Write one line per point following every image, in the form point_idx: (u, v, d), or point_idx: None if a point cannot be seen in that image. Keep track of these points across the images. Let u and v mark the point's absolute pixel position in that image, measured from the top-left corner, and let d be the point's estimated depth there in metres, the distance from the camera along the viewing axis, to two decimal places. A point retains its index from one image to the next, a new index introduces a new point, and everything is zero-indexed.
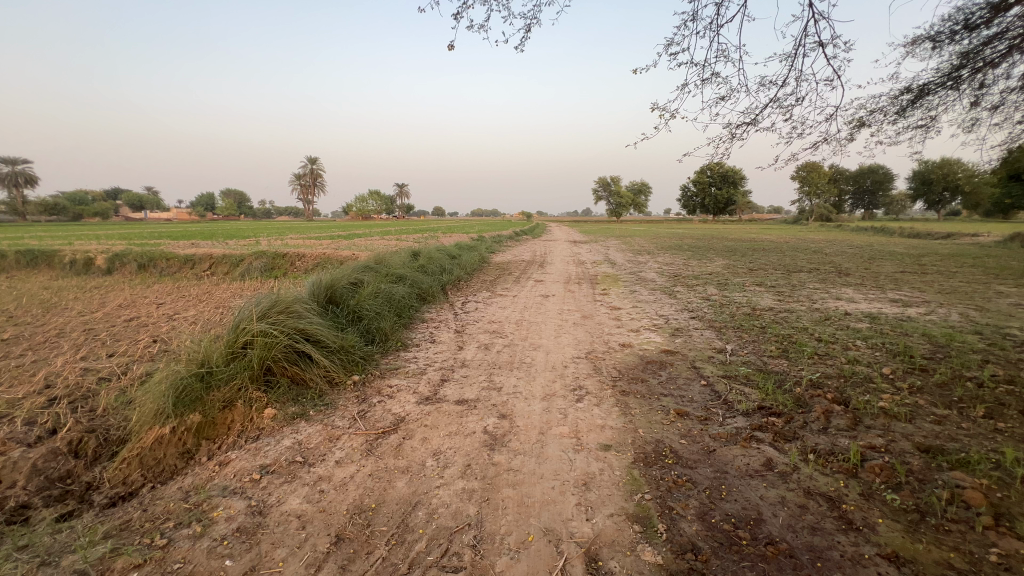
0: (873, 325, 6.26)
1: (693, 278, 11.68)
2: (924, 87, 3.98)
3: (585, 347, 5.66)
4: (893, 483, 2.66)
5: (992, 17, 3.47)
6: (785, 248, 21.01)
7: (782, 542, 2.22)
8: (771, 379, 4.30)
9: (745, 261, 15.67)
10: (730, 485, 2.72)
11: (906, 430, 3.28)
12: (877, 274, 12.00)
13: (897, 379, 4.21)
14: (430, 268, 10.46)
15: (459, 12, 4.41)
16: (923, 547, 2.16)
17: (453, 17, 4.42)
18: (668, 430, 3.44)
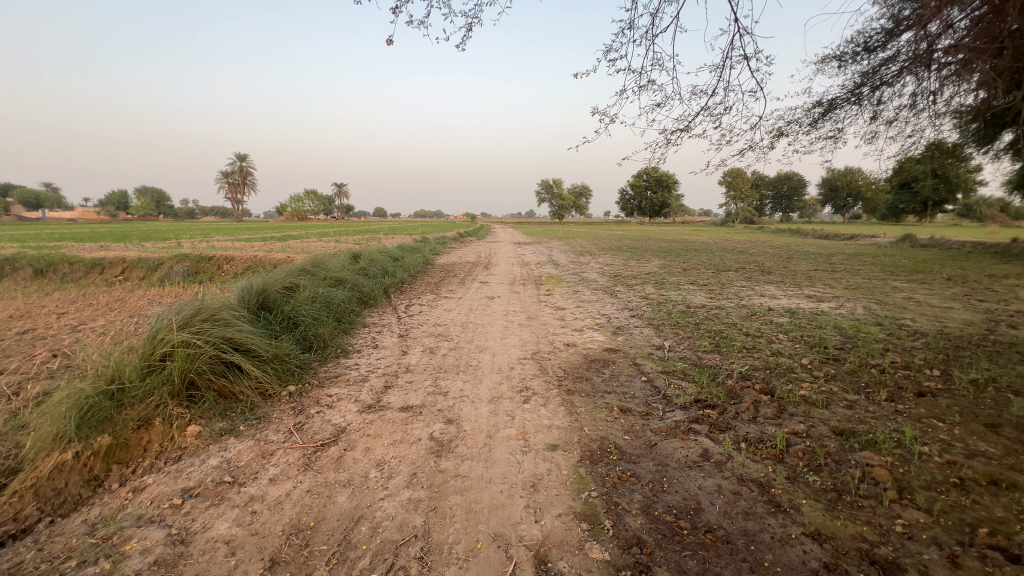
0: (793, 320, 6.83)
1: (633, 277, 12.16)
2: (832, 102, 4.35)
3: (531, 347, 5.72)
4: (814, 465, 2.90)
5: (887, 42, 3.84)
6: (714, 249, 22.47)
7: (719, 529, 2.35)
8: (706, 373, 4.57)
9: (680, 261, 16.56)
10: (671, 477, 2.84)
11: (823, 416, 3.58)
12: (794, 272, 13.09)
13: (814, 369, 4.61)
14: (372, 270, 10.13)
15: (399, 7, 3.86)
16: (839, 523, 2.36)
17: (393, 12, 3.86)
18: (612, 427, 3.54)
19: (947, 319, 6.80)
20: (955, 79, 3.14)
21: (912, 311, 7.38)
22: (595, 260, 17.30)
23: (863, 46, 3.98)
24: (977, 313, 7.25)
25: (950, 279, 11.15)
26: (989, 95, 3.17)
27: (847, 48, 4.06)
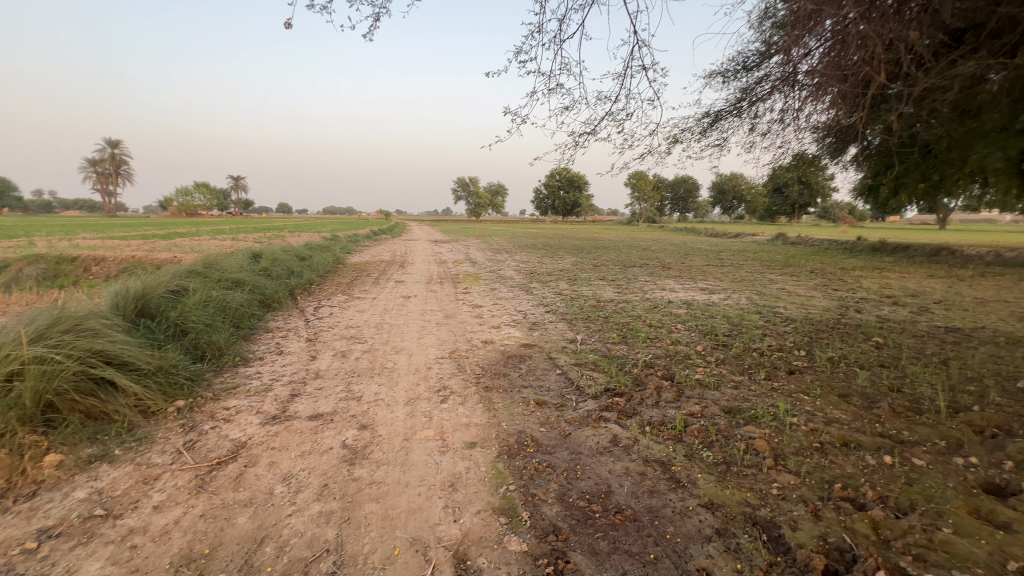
0: (688, 311, 7.50)
1: (547, 274, 12.56)
2: (718, 113, 4.81)
3: (449, 346, 5.68)
4: (707, 442, 3.21)
5: (761, 63, 4.32)
6: (621, 246, 23.95)
7: (628, 509, 2.52)
8: (614, 364, 4.86)
9: (591, 258, 17.43)
10: (584, 464, 2.98)
11: (715, 396, 3.98)
12: (690, 267, 14.38)
13: (707, 354, 5.11)
14: (275, 270, 9.39)
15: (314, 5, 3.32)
16: (728, 492, 2.64)
17: (305, 7, 3.30)
18: (529, 420, 3.63)
19: (810, 306, 7.88)
20: (812, 99, 3.61)
21: (783, 300, 8.45)
22: (512, 257, 17.64)
23: (743, 65, 4.44)
24: (832, 300, 8.48)
25: (813, 272, 12.93)
26: (838, 115, 3.70)
27: (729, 65, 4.50)
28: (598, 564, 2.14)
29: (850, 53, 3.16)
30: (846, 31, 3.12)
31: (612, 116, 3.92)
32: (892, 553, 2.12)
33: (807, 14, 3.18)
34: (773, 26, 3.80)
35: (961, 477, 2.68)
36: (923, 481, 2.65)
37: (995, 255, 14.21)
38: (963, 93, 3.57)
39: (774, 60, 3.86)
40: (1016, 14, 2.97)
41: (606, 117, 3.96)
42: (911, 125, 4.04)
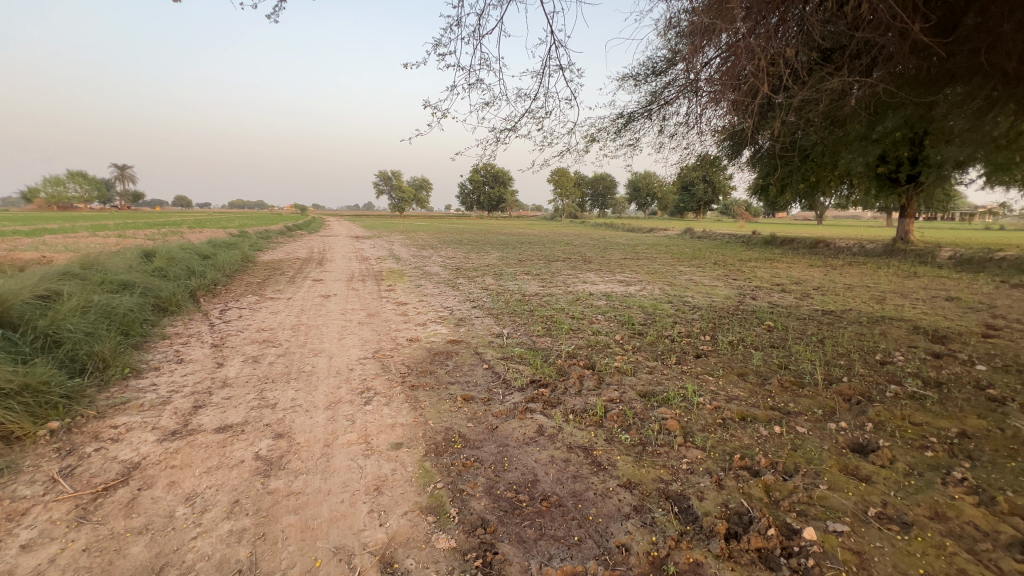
0: (608, 302, 7.89)
1: (473, 270, 12.55)
2: (631, 115, 5.07)
3: (372, 346, 5.49)
4: (626, 425, 3.41)
5: (667, 69, 4.60)
6: (544, 241, 24.52)
7: (553, 495, 2.61)
8: (539, 356, 4.98)
9: (516, 253, 17.69)
10: (511, 456, 3.03)
11: (632, 382, 4.24)
12: (609, 260, 15.13)
13: (625, 343, 5.41)
14: (171, 270, 8.46)
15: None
16: (644, 470, 2.82)
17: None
18: (456, 417, 3.61)
19: (714, 295, 8.61)
20: (711, 104, 3.92)
21: (691, 290, 9.16)
22: (437, 253, 17.42)
23: (652, 70, 4.70)
24: (733, 289, 9.34)
25: (716, 263, 14.13)
26: (733, 120, 4.05)
27: (641, 69, 4.75)
28: (525, 552, 2.19)
29: (740, 64, 3.47)
30: (737, 43, 3.41)
31: (532, 114, 3.96)
32: (781, 511, 2.40)
33: (705, 26, 3.43)
34: (677, 35, 4.06)
35: (834, 440, 3.09)
36: (805, 446, 3.02)
37: (860, 247, 16.48)
38: (832, 105, 4.06)
39: (678, 67, 4.13)
40: (870, 37, 3.43)
41: (526, 115, 4.01)
42: (792, 132, 4.54)
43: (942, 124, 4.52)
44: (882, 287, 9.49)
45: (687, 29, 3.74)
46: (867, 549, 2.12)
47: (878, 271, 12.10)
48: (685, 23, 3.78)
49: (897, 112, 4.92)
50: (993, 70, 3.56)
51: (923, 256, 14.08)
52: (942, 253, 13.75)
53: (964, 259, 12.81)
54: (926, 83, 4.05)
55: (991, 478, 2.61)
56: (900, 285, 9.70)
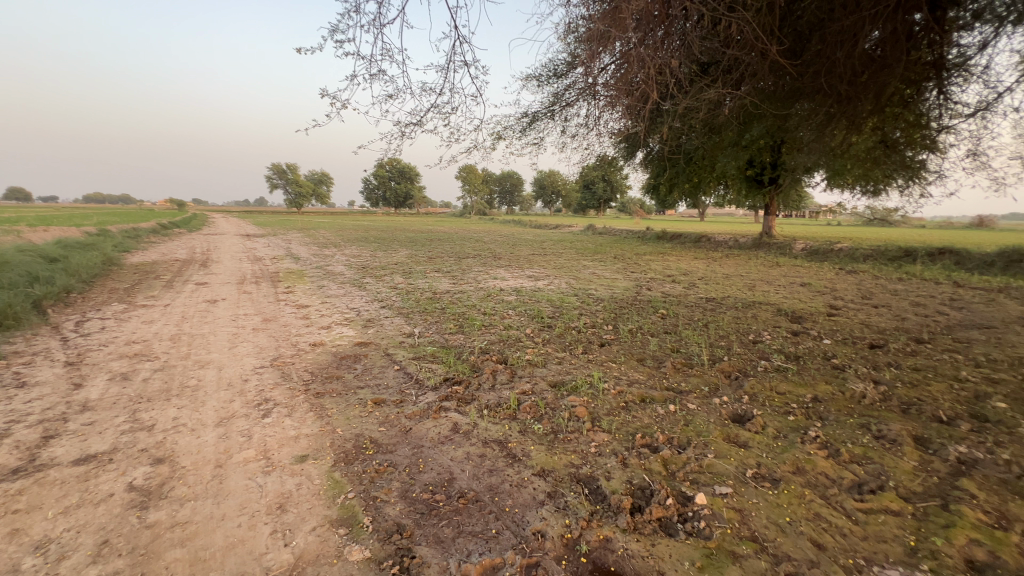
0: (518, 297, 8.07)
1: (380, 268, 12.08)
2: (535, 115, 5.21)
3: (270, 353, 5.06)
4: (538, 415, 3.53)
5: (566, 73, 4.78)
6: (453, 238, 24.33)
7: (470, 492, 2.61)
8: (452, 353, 4.96)
9: (424, 250, 17.35)
10: (426, 457, 2.98)
11: (543, 373, 4.38)
12: (518, 256, 15.51)
13: (535, 336, 5.58)
14: (5, 274, 7.03)
15: None
16: (556, 457, 2.94)
17: None
18: (367, 422, 3.47)
19: (615, 287, 9.19)
20: (608, 108, 4.16)
21: (595, 283, 9.68)
22: (341, 252, 16.49)
23: (554, 72, 4.87)
24: (631, 281, 10.05)
25: (616, 257, 15.07)
26: (627, 124, 4.33)
27: (543, 71, 4.90)
28: (443, 552, 2.18)
29: (632, 72, 3.73)
30: (630, 52, 3.64)
31: (438, 109, 3.86)
32: (677, 481, 2.64)
33: (600, 33, 3.62)
34: (575, 40, 4.23)
35: (718, 413, 3.48)
36: (695, 421, 3.36)
37: (734, 241, 18.65)
38: (710, 114, 4.52)
39: (577, 71, 4.31)
40: (739, 55, 3.86)
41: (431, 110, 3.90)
42: (678, 137, 4.98)
43: (794, 134, 5.26)
44: (752, 276, 10.83)
45: (584, 35, 3.91)
46: (746, 505, 2.42)
47: (749, 262, 13.79)
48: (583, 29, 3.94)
49: (760, 123, 5.61)
50: (831, 91, 4.22)
51: (783, 248, 16.33)
52: (797, 245, 16.05)
53: (813, 251, 15.09)
54: (782, 98, 4.67)
55: (837, 433, 3.12)
56: (766, 274, 11.16)
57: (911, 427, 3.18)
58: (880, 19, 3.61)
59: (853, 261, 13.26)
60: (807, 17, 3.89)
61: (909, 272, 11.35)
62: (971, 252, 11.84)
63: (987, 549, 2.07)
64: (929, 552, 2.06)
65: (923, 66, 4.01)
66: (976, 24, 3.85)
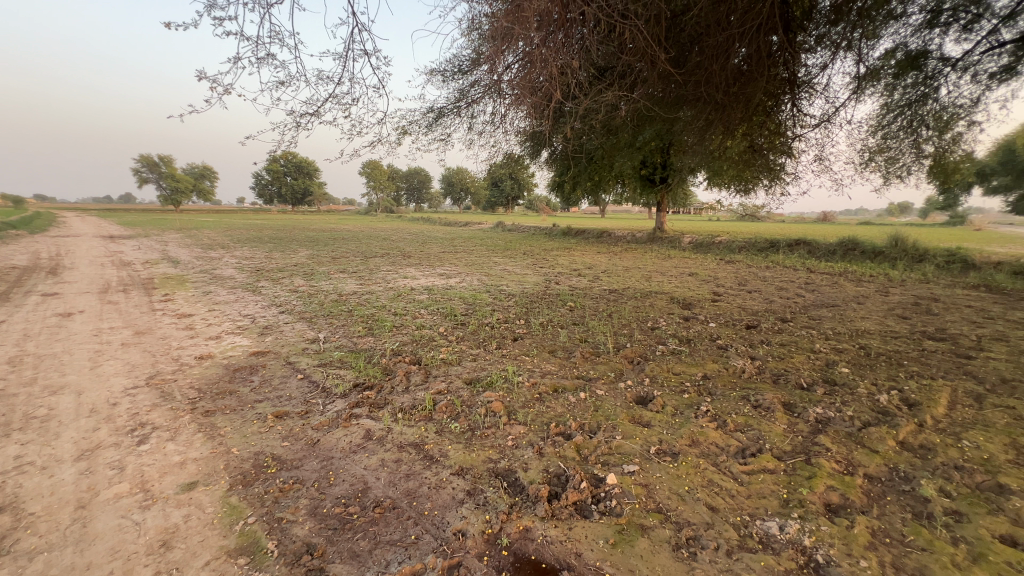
0: (430, 295, 7.94)
1: (277, 271, 11.15)
2: (441, 110, 5.12)
3: (145, 370, 4.44)
4: (454, 414, 3.50)
5: (471, 69, 4.75)
6: (358, 237, 23.17)
7: (386, 500, 2.52)
8: (362, 357, 4.74)
9: (327, 250, 16.34)
10: (336, 469, 2.82)
11: (458, 371, 4.36)
12: (428, 254, 15.23)
13: (449, 334, 5.53)
14: None
15: None
16: (474, 454, 2.95)
17: None
18: (268, 438, 3.19)
19: (526, 283, 9.42)
20: (513, 106, 4.22)
21: (506, 279, 9.83)
22: (229, 253, 14.92)
23: (459, 68, 4.83)
24: (541, 276, 10.34)
25: (526, 253, 15.44)
26: (532, 122, 4.43)
27: (448, 67, 4.83)
28: (360, 566, 2.08)
29: (535, 71, 3.81)
30: (532, 52, 3.71)
31: (337, 99, 3.61)
32: (589, 465, 2.78)
33: (504, 31, 3.65)
34: (479, 37, 4.21)
35: (623, 397, 3.72)
36: (603, 406, 3.57)
37: (632, 235, 20.04)
38: (607, 115, 4.77)
39: (482, 68, 4.30)
40: (632, 61, 4.14)
41: (328, 100, 3.63)
42: (580, 137, 5.21)
43: (680, 138, 5.77)
44: (648, 268, 11.71)
45: (488, 33, 3.92)
46: (651, 480, 2.62)
47: (646, 255, 14.91)
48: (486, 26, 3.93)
49: (651, 126, 6.07)
50: (710, 99, 4.69)
51: (674, 242, 17.88)
52: (684, 239, 17.70)
53: (698, 243, 16.74)
54: (670, 104, 5.09)
55: (723, 406, 3.50)
56: (660, 266, 12.16)
57: (780, 395, 3.67)
58: (746, 38, 4.09)
59: (731, 252, 14.95)
60: (688, 31, 4.29)
61: (773, 261, 13.06)
62: (818, 242, 13.94)
63: (840, 493, 2.47)
64: (798, 501, 2.40)
65: (780, 82, 4.62)
66: (819, 48, 4.52)
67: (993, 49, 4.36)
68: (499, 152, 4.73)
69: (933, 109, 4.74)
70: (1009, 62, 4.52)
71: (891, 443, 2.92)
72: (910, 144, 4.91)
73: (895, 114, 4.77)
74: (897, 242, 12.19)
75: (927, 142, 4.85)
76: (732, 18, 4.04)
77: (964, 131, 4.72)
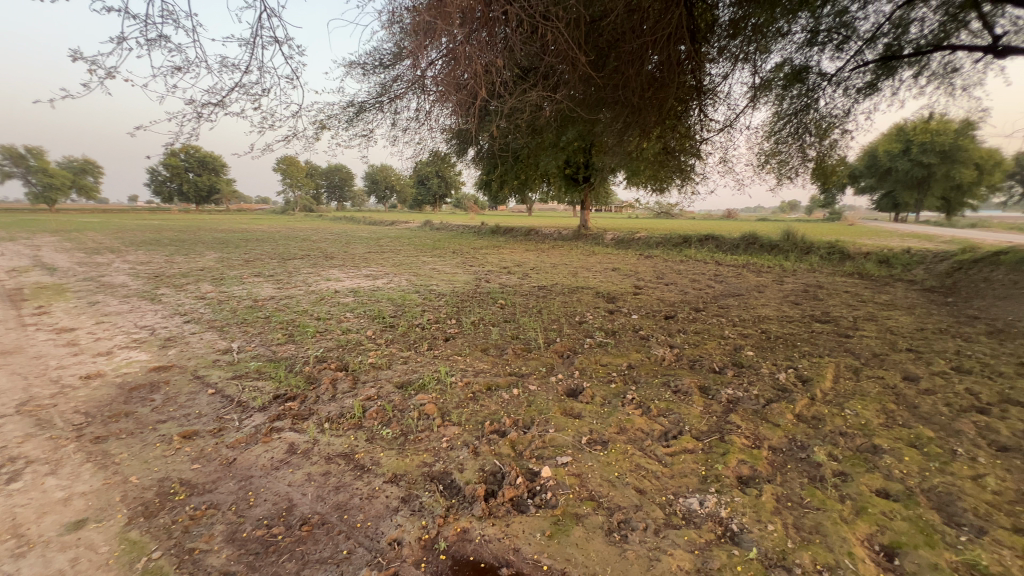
0: (356, 298, 7.62)
1: (180, 276, 10.12)
2: (362, 105, 4.92)
3: (15, 396, 3.83)
4: (385, 420, 3.39)
5: (392, 63, 4.60)
6: (274, 237, 21.65)
7: (314, 516, 2.38)
8: (282, 367, 4.43)
9: (239, 253, 15.09)
10: (257, 488, 2.62)
11: (388, 375, 4.22)
12: (353, 255, 14.62)
13: (378, 337, 5.35)
14: None
15: None
16: (408, 459, 2.88)
17: None
18: (174, 461, 2.89)
19: (456, 281, 9.34)
20: (438, 103, 4.15)
21: (435, 279, 9.69)
22: (121, 258, 13.28)
23: (380, 62, 4.66)
24: (471, 274, 10.32)
25: (455, 252, 15.32)
26: (458, 120, 4.39)
27: (368, 59, 4.65)
28: None
29: (459, 68, 3.77)
30: (456, 48, 3.68)
31: (244, 89, 3.34)
32: (525, 460, 2.83)
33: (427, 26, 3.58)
34: (400, 32, 4.09)
35: (555, 390, 3.82)
36: (536, 401, 3.63)
37: (559, 233, 20.61)
38: (532, 115, 4.83)
39: (404, 62, 4.18)
40: (554, 62, 4.24)
41: (235, 89, 3.31)
42: (506, 136, 5.25)
43: (601, 139, 6.02)
44: (574, 264, 12.12)
45: (410, 27, 3.83)
46: (583, 469, 2.72)
47: (572, 252, 15.42)
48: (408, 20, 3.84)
49: (573, 127, 6.27)
50: (627, 102, 4.93)
51: (598, 239, 18.65)
52: (607, 235, 18.53)
53: (620, 240, 17.59)
54: (591, 106, 5.29)
55: (646, 393, 3.71)
56: (586, 261, 12.63)
57: (696, 379, 3.96)
58: (658, 45, 4.36)
59: (650, 248, 15.89)
60: (606, 36, 4.48)
61: (687, 255, 14.07)
62: (724, 237, 15.23)
63: (749, 465, 2.72)
64: (714, 477, 2.60)
65: (689, 89, 4.98)
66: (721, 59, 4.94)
67: (859, 68, 5.01)
68: (424, 149, 4.63)
69: (814, 118, 5.34)
70: (872, 80, 5.21)
71: (789, 416, 3.26)
72: (797, 148, 5.49)
73: (784, 121, 5.32)
74: (788, 236, 13.66)
75: (811, 147, 5.46)
76: (645, 27, 4.30)
77: (839, 138, 5.39)
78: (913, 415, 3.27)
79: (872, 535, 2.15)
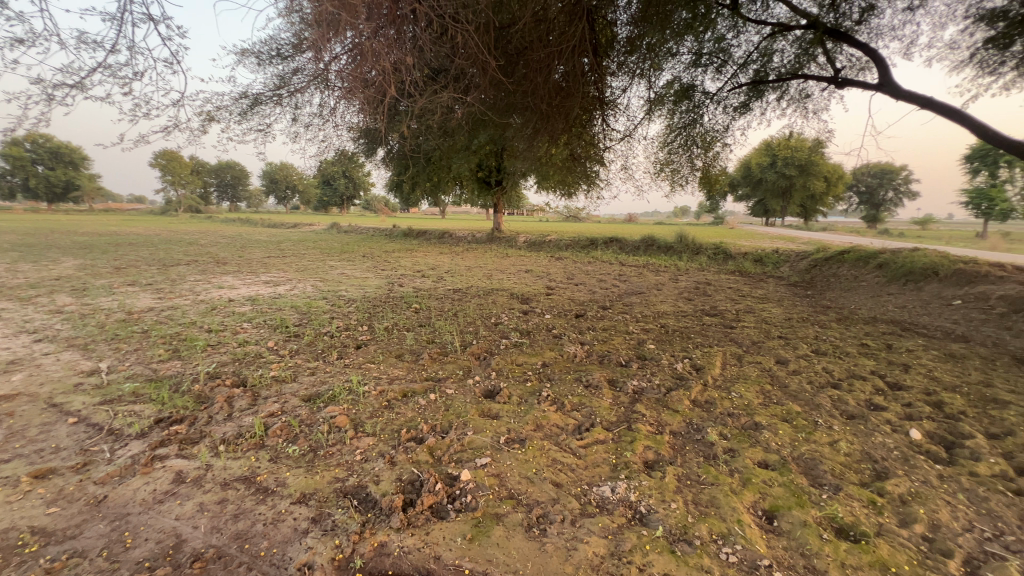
0: (253, 306, 6.99)
1: (27, 287, 8.53)
2: (258, 97, 4.53)
3: None
4: (291, 437, 3.15)
5: (291, 54, 4.29)
6: (152, 241, 19.13)
7: (209, 550, 2.14)
8: (165, 386, 3.93)
9: (107, 259, 13.11)
10: (136, 527, 2.29)
11: (292, 389, 3.93)
12: (249, 260, 13.43)
13: (280, 348, 4.95)
14: None
15: None
16: (318, 476, 2.70)
17: None
18: (23, 507, 2.43)
19: (367, 286, 8.97)
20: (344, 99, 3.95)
21: (344, 284, 9.21)
22: None
23: (277, 52, 4.34)
24: (383, 279, 9.97)
25: (365, 256, 14.69)
26: (366, 118, 4.22)
27: (263, 49, 4.30)
28: None
29: (366, 64, 3.62)
30: (362, 44, 3.54)
31: (110, 70, 2.93)
32: (443, 466, 2.79)
33: (330, 18, 3.40)
34: (300, 23, 3.85)
35: (472, 393, 3.82)
36: (453, 404, 3.60)
37: (473, 236, 20.67)
38: (443, 117, 4.79)
39: (306, 55, 3.94)
40: (465, 65, 4.24)
41: (96, 69, 2.94)
42: (417, 136, 5.15)
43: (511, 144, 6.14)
44: (489, 266, 12.24)
45: (310, 18, 3.60)
46: (501, 469, 2.74)
47: (486, 254, 15.54)
48: (308, 10, 3.62)
49: (485, 131, 6.33)
50: (536, 109, 5.09)
51: (511, 241, 18.98)
52: (520, 238, 18.95)
53: (533, 242, 18.08)
54: (501, 110, 5.38)
55: (561, 389, 3.84)
56: (500, 264, 12.81)
57: (606, 373, 4.19)
58: (563, 56, 4.56)
59: (560, 250, 16.52)
60: (514, 43, 4.58)
61: (594, 256, 14.84)
62: (627, 240, 16.30)
63: (653, 450, 2.94)
64: (624, 464, 2.77)
65: (593, 99, 5.27)
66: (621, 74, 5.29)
67: (735, 89, 5.65)
68: (329, 147, 4.38)
69: (700, 132, 5.92)
70: (745, 100, 5.90)
71: (686, 402, 3.58)
72: (687, 159, 6.03)
73: (676, 133, 5.84)
74: (681, 239, 14.98)
75: (698, 158, 6.04)
76: (551, 37, 4.47)
77: (720, 150, 6.03)
78: (784, 393, 3.75)
79: (755, 503, 2.43)
